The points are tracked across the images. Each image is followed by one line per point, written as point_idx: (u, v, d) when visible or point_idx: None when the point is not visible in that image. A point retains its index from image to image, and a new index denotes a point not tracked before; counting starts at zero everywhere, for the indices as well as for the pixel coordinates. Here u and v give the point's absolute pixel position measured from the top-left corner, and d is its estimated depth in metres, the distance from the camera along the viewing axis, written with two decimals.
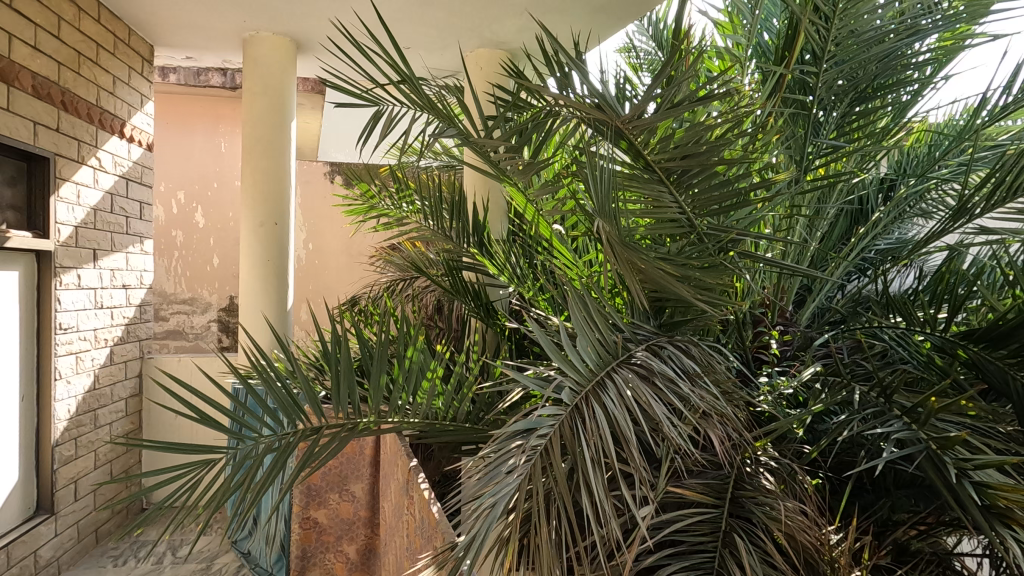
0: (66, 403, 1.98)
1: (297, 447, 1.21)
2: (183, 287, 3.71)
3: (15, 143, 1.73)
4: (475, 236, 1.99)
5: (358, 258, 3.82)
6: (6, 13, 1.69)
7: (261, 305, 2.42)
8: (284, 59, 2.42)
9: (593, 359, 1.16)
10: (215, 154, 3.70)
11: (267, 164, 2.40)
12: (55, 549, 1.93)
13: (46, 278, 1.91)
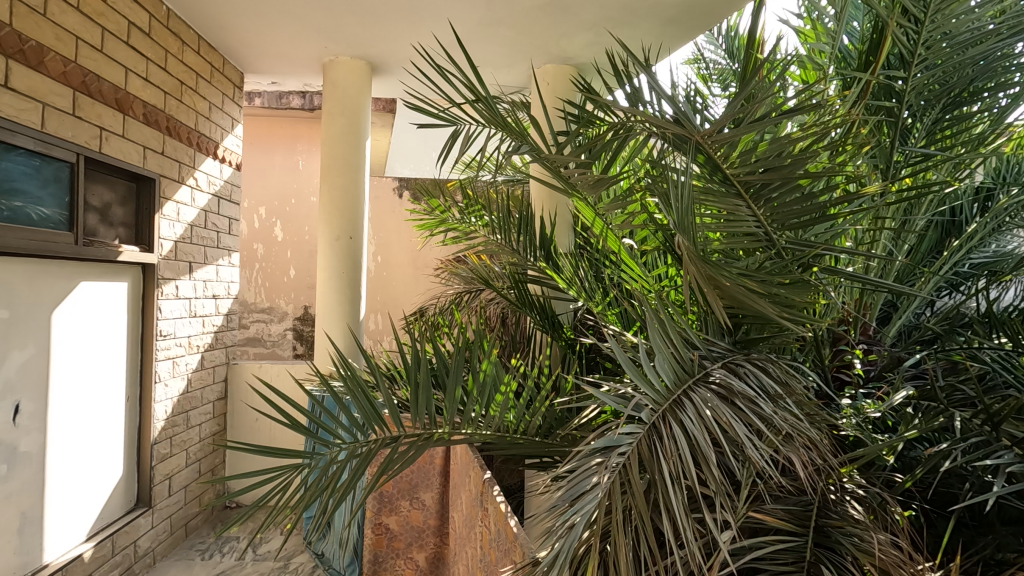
0: (163, 404, 2.14)
1: (377, 453, 1.25)
2: (263, 297, 3.93)
3: (128, 166, 1.90)
4: (542, 250, 2.00)
5: (423, 270, 3.93)
6: (123, 50, 1.86)
7: (335, 315, 2.53)
8: (361, 81, 2.55)
9: (670, 376, 1.14)
10: (293, 172, 3.93)
11: (343, 181, 2.52)
12: (151, 540, 2.08)
13: (149, 288, 2.08)
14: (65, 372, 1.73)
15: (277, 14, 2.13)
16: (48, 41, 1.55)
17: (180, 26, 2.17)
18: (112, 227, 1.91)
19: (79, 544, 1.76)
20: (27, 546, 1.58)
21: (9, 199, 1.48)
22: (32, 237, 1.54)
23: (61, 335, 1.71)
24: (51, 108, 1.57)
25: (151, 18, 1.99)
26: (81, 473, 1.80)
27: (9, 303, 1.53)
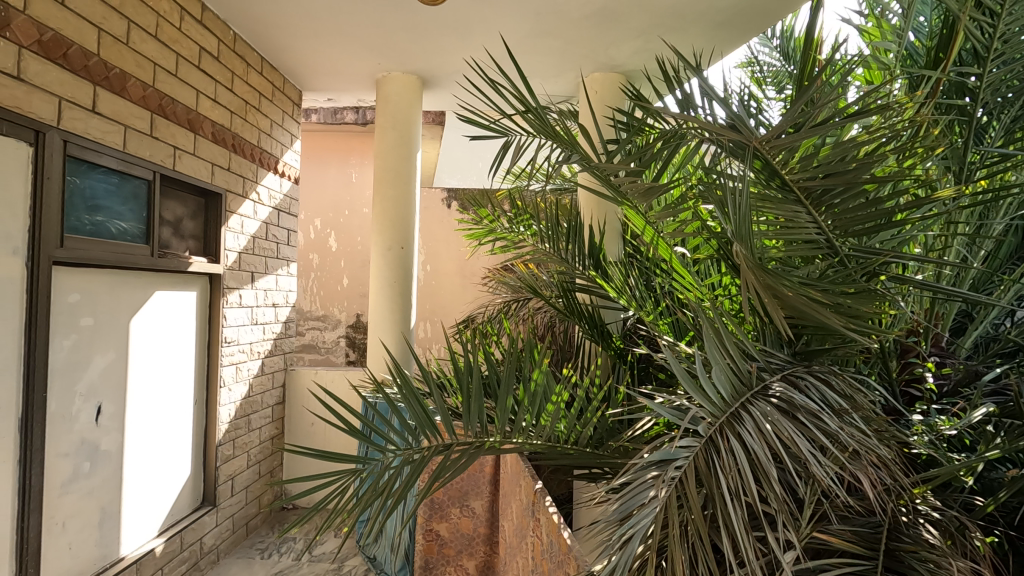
0: (227, 408, 2.25)
1: (431, 460, 1.26)
2: (318, 305, 4.06)
3: (198, 182, 2.01)
4: (591, 259, 1.98)
5: (471, 279, 3.96)
6: (195, 73, 1.97)
7: (387, 323, 2.59)
8: (412, 96, 2.62)
9: (728, 389, 1.10)
10: (346, 184, 4.07)
11: (395, 192, 2.59)
12: (215, 538, 2.18)
13: (216, 297, 2.19)
14: (142, 376, 1.84)
15: (335, 33, 2.21)
16: (129, 68, 1.66)
17: (246, 48, 2.29)
18: (183, 239, 2.02)
19: (151, 539, 1.86)
20: (106, 539, 1.68)
21: (93, 214, 1.59)
22: (113, 250, 1.64)
23: (138, 341, 1.82)
24: (131, 130, 1.68)
25: (219, 43, 2.11)
26: (154, 472, 1.90)
27: (94, 311, 1.62)
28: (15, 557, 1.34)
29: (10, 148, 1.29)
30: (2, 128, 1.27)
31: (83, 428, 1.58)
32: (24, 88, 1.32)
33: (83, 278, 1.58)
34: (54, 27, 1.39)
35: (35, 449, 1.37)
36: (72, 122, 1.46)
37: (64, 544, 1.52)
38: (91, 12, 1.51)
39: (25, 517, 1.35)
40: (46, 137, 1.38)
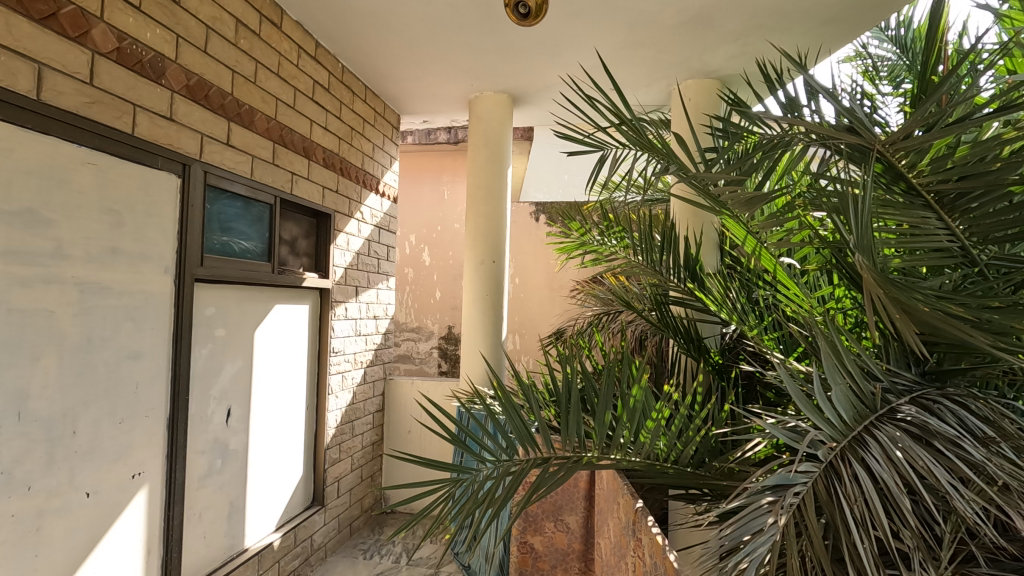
0: (334, 413, 2.40)
1: (530, 471, 1.25)
2: (413, 316, 4.23)
3: (311, 204, 2.17)
4: (686, 272, 1.91)
5: (560, 291, 3.95)
6: (310, 104, 2.16)
7: (480, 336, 2.66)
8: (503, 115, 2.69)
9: (850, 412, 1.02)
10: (439, 202, 4.24)
11: (487, 208, 2.67)
12: (323, 536, 2.32)
13: (325, 310, 2.35)
14: (264, 383, 2.01)
15: (432, 59, 2.33)
16: (257, 104, 1.84)
17: (352, 79, 2.47)
18: (298, 257, 2.20)
19: (270, 533, 2.02)
20: (234, 530, 1.85)
21: (224, 235, 1.76)
22: (241, 267, 1.82)
23: (261, 351, 1.99)
24: (258, 159, 1.86)
25: (330, 75, 2.29)
26: (273, 472, 2.06)
27: (226, 323, 1.80)
28: (162, 542, 1.50)
29: (164, 180, 1.47)
30: (158, 163, 1.45)
31: (216, 428, 1.76)
32: (175, 127, 1.50)
33: (217, 294, 1.75)
34: (198, 73, 1.58)
35: (179, 447, 1.53)
36: (211, 155, 1.64)
37: (200, 532, 1.69)
38: (227, 57, 1.70)
39: (170, 507, 1.51)
40: (191, 169, 1.56)
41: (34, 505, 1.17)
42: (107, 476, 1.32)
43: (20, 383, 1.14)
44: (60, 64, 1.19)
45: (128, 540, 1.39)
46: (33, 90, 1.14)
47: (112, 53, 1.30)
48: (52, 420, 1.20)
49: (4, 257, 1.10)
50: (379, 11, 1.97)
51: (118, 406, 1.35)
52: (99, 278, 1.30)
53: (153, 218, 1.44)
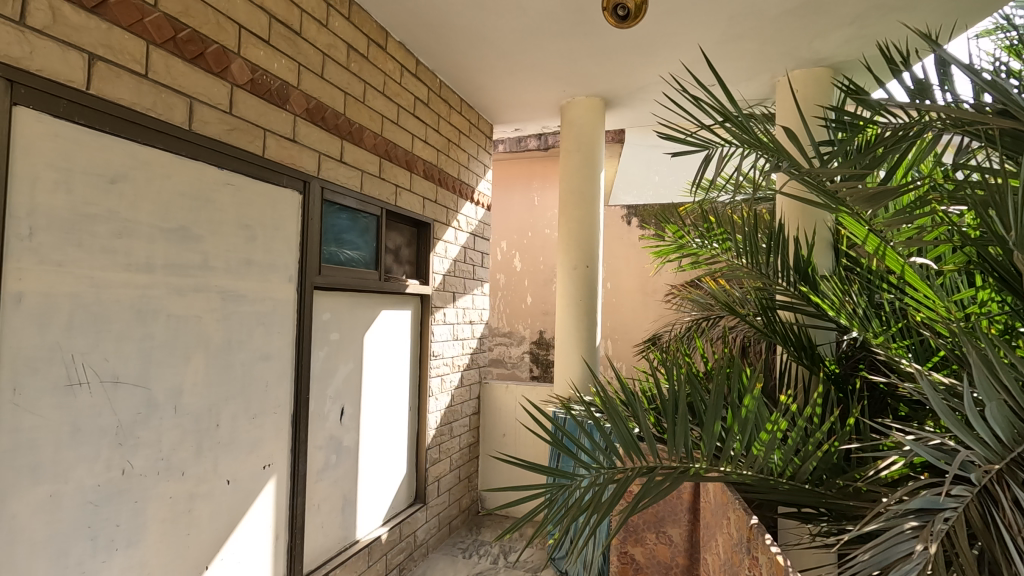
0: (434, 415, 2.50)
1: (635, 480, 1.21)
2: (504, 322, 4.30)
3: (412, 214, 2.28)
4: (796, 275, 1.80)
5: (653, 296, 3.81)
6: (411, 119, 2.26)
7: (573, 341, 2.65)
8: (597, 119, 2.68)
9: (1010, 433, 0.87)
10: (529, 208, 4.29)
11: (580, 213, 2.66)
12: (425, 532, 2.41)
13: (426, 315, 2.46)
14: (372, 385, 2.13)
15: (526, 67, 2.37)
16: (365, 122, 1.96)
17: (449, 93, 2.57)
18: (401, 265, 2.31)
19: (378, 527, 2.14)
20: (347, 522, 1.97)
21: (338, 246, 1.90)
22: (352, 275, 1.94)
23: (369, 354, 2.11)
24: (367, 174, 1.98)
25: (429, 91, 2.39)
26: (380, 468, 2.18)
27: (339, 327, 1.93)
28: (287, 529, 1.63)
29: (289, 197, 1.61)
30: (284, 181, 1.59)
31: (332, 426, 1.88)
32: (297, 147, 1.63)
33: (332, 300, 1.89)
34: (316, 96, 1.71)
35: (301, 442, 1.66)
36: (327, 172, 1.77)
37: (319, 523, 1.82)
38: (340, 80, 1.83)
39: (294, 497, 1.64)
40: (310, 185, 1.69)
41: (186, 489, 1.31)
42: (243, 466, 1.46)
43: (176, 380, 1.28)
44: (206, 97, 1.34)
45: (260, 525, 1.52)
46: (185, 121, 1.29)
47: (246, 84, 1.45)
48: (200, 414, 1.34)
49: (163, 269, 1.25)
50: (477, 25, 2.03)
51: (252, 403, 1.49)
52: (236, 287, 1.44)
53: (280, 232, 1.58)
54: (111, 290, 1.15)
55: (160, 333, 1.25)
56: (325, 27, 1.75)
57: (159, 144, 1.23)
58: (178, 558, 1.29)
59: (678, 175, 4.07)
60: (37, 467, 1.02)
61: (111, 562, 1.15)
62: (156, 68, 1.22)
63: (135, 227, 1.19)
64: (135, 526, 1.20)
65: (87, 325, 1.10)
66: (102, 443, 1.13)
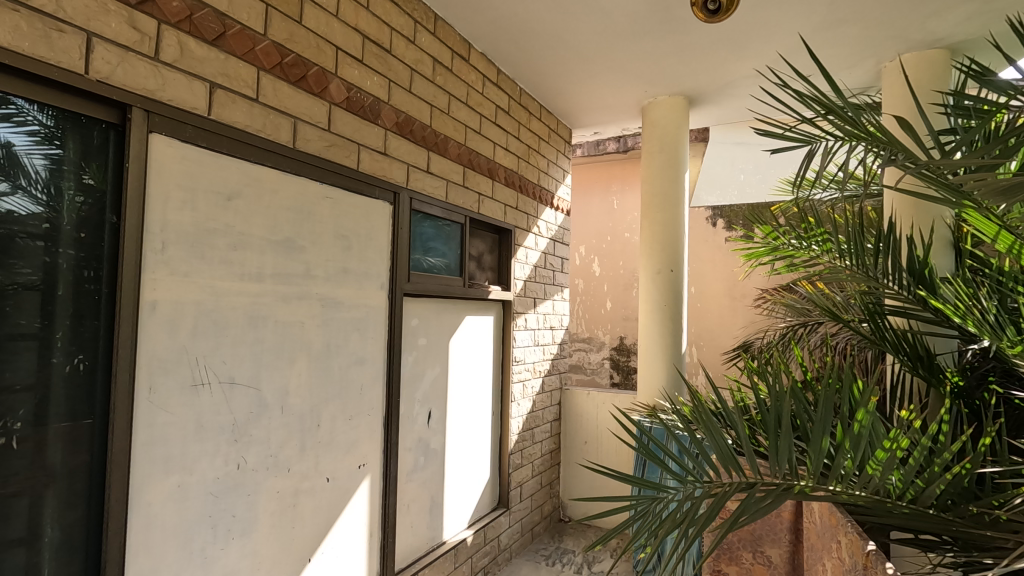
0: (516, 420, 2.52)
1: (734, 495, 1.13)
2: (584, 327, 4.25)
3: (493, 221, 2.30)
4: (909, 277, 1.62)
5: (742, 301, 3.62)
6: (493, 128, 2.30)
7: (658, 348, 2.57)
8: (680, 118, 2.59)
9: None
10: (609, 212, 4.23)
11: (664, 215, 2.59)
12: (509, 537, 2.43)
13: (508, 321, 2.48)
14: (457, 389, 2.17)
15: (607, 70, 2.34)
16: (450, 132, 2.02)
17: (529, 100, 2.59)
18: (484, 271, 2.35)
19: (463, 529, 2.17)
20: (434, 523, 2.01)
21: (425, 253, 1.96)
22: (438, 282, 2.00)
23: (455, 358, 2.16)
24: (452, 183, 2.03)
25: (509, 99, 2.42)
26: (465, 471, 2.21)
27: (427, 333, 1.99)
28: (381, 527, 1.69)
29: (381, 208, 1.68)
30: (375, 193, 1.65)
31: (420, 429, 1.94)
32: (388, 160, 1.70)
33: (420, 307, 1.95)
34: (405, 110, 1.78)
35: (393, 444, 1.72)
36: (415, 183, 1.83)
37: (408, 522, 1.88)
38: (427, 93, 1.89)
39: (386, 496, 1.71)
40: (400, 196, 1.75)
41: (291, 485, 1.40)
42: (341, 464, 1.54)
43: (283, 382, 1.37)
44: (308, 116, 1.43)
45: (357, 522, 1.59)
46: (290, 140, 1.38)
47: (343, 101, 1.53)
48: (304, 414, 1.43)
49: (272, 278, 1.35)
50: (558, 30, 2.03)
51: (349, 405, 1.56)
52: (335, 294, 1.52)
53: (373, 241, 1.65)
54: (229, 298, 1.25)
55: (269, 338, 1.34)
56: (412, 43, 1.82)
57: (267, 162, 1.33)
58: (285, 549, 1.38)
59: (767, 172, 3.82)
60: (169, 460, 1.13)
61: (229, 549, 1.25)
62: (265, 92, 1.31)
63: (248, 240, 1.29)
64: (249, 517, 1.29)
65: (208, 329, 1.20)
66: (221, 439, 1.23)
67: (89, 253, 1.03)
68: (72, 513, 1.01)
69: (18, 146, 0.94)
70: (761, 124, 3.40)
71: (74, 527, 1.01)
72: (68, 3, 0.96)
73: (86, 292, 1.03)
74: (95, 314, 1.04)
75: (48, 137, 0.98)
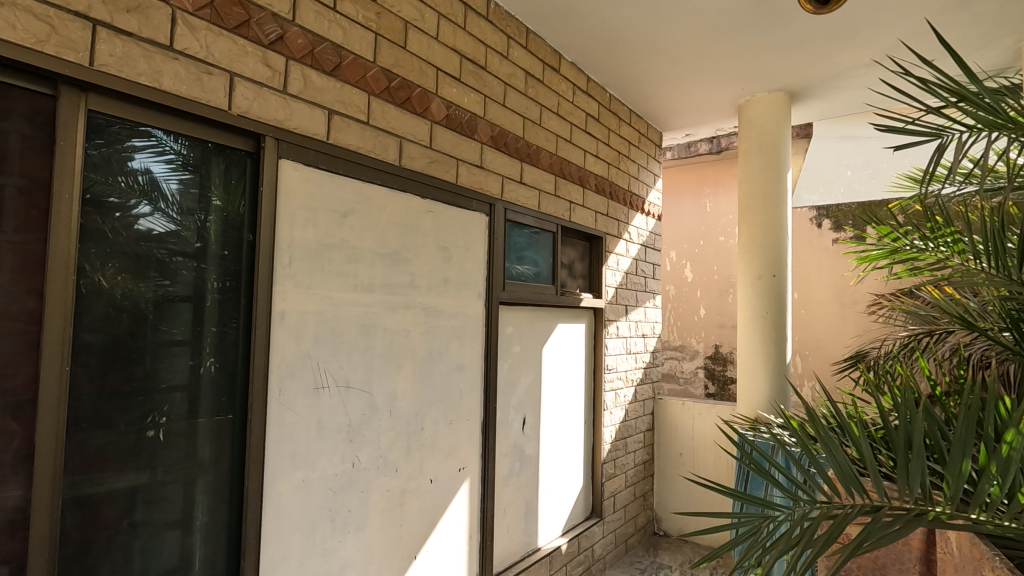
0: (609, 429, 2.49)
1: (857, 519, 1.04)
2: (675, 335, 4.12)
3: (584, 228, 2.30)
4: None
5: (853, 307, 3.35)
6: (583, 136, 2.30)
7: (759, 358, 2.44)
8: (780, 115, 2.46)
9: None
10: (701, 215, 4.08)
11: (764, 218, 2.46)
12: (602, 548, 2.39)
13: (600, 328, 2.46)
14: (550, 396, 2.18)
15: (701, 70, 2.27)
16: (542, 143, 2.05)
17: (619, 106, 2.57)
18: (575, 278, 2.35)
19: (558, 536, 2.18)
20: (529, 529, 2.03)
21: (517, 262, 2.00)
22: (531, 290, 2.03)
23: (548, 366, 2.17)
24: (544, 193, 2.06)
25: (599, 106, 2.42)
26: (559, 478, 2.22)
27: (521, 340, 2.02)
28: (480, 530, 1.74)
29: (478, 219, 1.74)
30: (472, 205, 1.71)
31: (515, 435, 1.97)
32: (484, 173, 1.76)
33: (514, 315, 1.99)
34: (499, 124, 1.83)
35: (490, 449, 1.77)
36: (509, 194, 1.88)
37: (505, 527, 1.91)
38: (520, 106, 1.94)
39: (484, 500, 1.75)
40: (495, 208, 1.80)
41: (399, 485, 1.47)
42: (443, 467, 1.60)
43: (390, 387, 1.45)
44: (413, 135, 1.51)
45: (457, 524, 1.65)
46: (396, 158, 1.47)
47: (443, 119, 1.61)
48: (409, 418, 1.50)
49: (381, 289, 1.43)
50: (650, 34, 2.01)
51: (450, 411, 1.63)
52: (436, 303, 1.59)
53: (471, 252, 1.71)
54: (345, 308, 1.34)
55: (379, 344, 1.43)
56: (506, 58, 1.87)
57: (377, 180, 1.42)
58: (393, 546, 1.45)
59: (878, 168, 3.58)
60: (294, 456, 1.23)
61: (346, 542, 1.34)
62: (375, 115, 1.41)
63: (360, 253, 1.38)
64: (362, 512, 1.37)
65: (327, 337, 1.30)
66: (338, 439, 1.32)
67: (230, 268, 1.16)
68: (216, 500, 1.13)
69: (157, 172, 1.05)
70: (873, 117, 3.16)
71: (217, 512, 1.14)
72: (215, 48, 1.09)
73: (228, 303, 1.15)
74: (235, 322, 1.16)
75: (183, 164, 1.09)
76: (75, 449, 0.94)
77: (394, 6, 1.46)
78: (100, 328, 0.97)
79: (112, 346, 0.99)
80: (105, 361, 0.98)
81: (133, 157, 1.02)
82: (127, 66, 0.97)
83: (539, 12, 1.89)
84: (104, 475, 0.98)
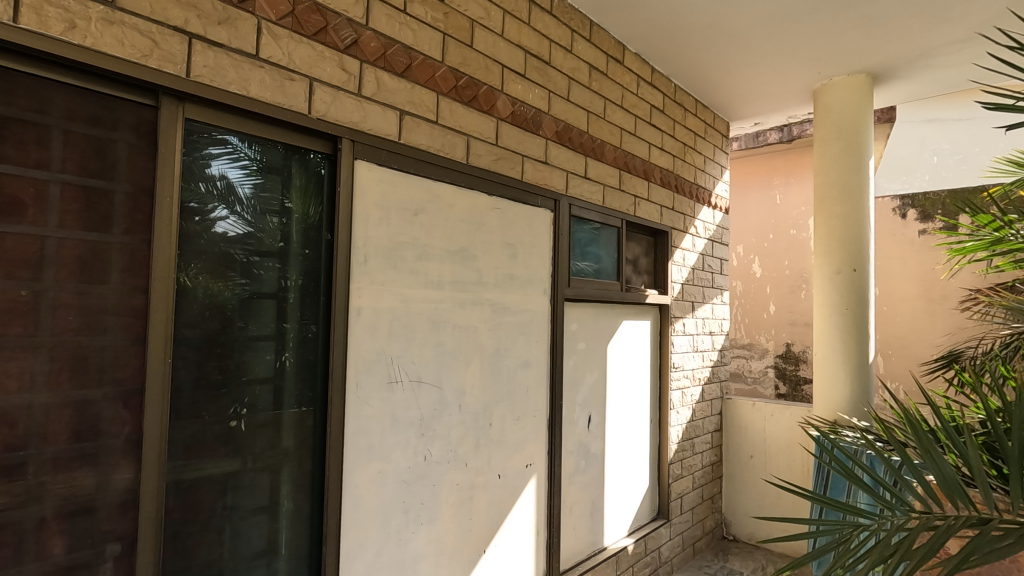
0: (676, 429, 2.42)
1: (960, 532, 0.96)
2: (743, 333, 3.97)
3: (649, 223, 2.25)
4: None
5: (942, 303, 3.11)
6: (648, 128, 2.25)
7: (838, 358, 2.30)
8: (861, 99, 2.31)
9: None
10: (770, 208, 3.90)
11: (844, 209, 2.32)
12: (669, 550, 2.34)
13: (665, 325, 2.39)
14: (615, 394, 2.15)
15: (774, 55, 2.16)
16: (606, 137, 2.01)
17: (684, 96, 2.50)
18: (640, 275, 2.30)
19: (624, 536, 2.14)
20: (595, 528, 2.01)
21: (581, 259, 1.98)
22: (596, 287, 2.00)
23: (613, 364, 2.14)
24: (608, 187, 2.03)
25: (664, 97, 2.35)
26: (625, 478, 2.18)
27: (586, 337, 2.00)
28: (546, 527, 1.73)
29: (543, 216, 1.73)
30: (537, 202, 1.71)
31: (580, 432, 1.95)
32: (549, 168, 1.75)
33: (579, 312, 1.97)
34: (564, 119, 1.82)
35: (556, 446, 1.76)
36: (574, 189, 1.86)
37: (571, 525, 1.90)
38: (584, 100, 1.91)
39: (551, 498, 1.75)
40: (560, 204, 1.79)
41: (468, 479, 1.49)
42: (511, 462, 1.61)
43: (459, 382, 1.47)
44: (479, 133, 1.53)
45: (525, 519, 1.65)
46: (464, 156, 1.48)
47: (508, 116, 1.61)
48: (478, 413, 1.52)
49: (450, 286, 1.45)
50: (720, 20, 1.93)
51: (517, 407, 1.63)
52: (503, 300, 1.60)
53: (536, 249, 1.71)
54: (416, 304, 1.37)
55: (448, 340, 1.45)
56: (570, 52, 1.85)
57: (445, 179, 1.44)
58: (464, 539, 1.48)
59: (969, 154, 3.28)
60: (371, 448, 1.27)
61: (419, 534, 1.37)
62: (443, 114, 1.43)
63: (430, 251, 1.41)
64: (434, 505, 1.40)
65: (400, 333, 1.34)
66: (410, 433, 1.35)
67: (309, 267, 1.20)
68: (299, 488, 1.18)
69: (233, 177, 1.09)
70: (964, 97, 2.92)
71: (299, 500, 1.19)
72: (296, 55, 1.14)
73: (308, 300, 1.20)
74: (315, 319, 1.21)
75: (259, 168, 1.13)
76: (176, 437, 1.01)
77: (460, 6, 1.48)
78: (196, 324, 1.04)
79: (207, 341, 1.05)
80: (202, 354, 1.05)
81: (213, 163, 1.07)
82: (218, 76, 1.03)
83: (603, 3, 1.86)
84: (201, 462, 1.04)
